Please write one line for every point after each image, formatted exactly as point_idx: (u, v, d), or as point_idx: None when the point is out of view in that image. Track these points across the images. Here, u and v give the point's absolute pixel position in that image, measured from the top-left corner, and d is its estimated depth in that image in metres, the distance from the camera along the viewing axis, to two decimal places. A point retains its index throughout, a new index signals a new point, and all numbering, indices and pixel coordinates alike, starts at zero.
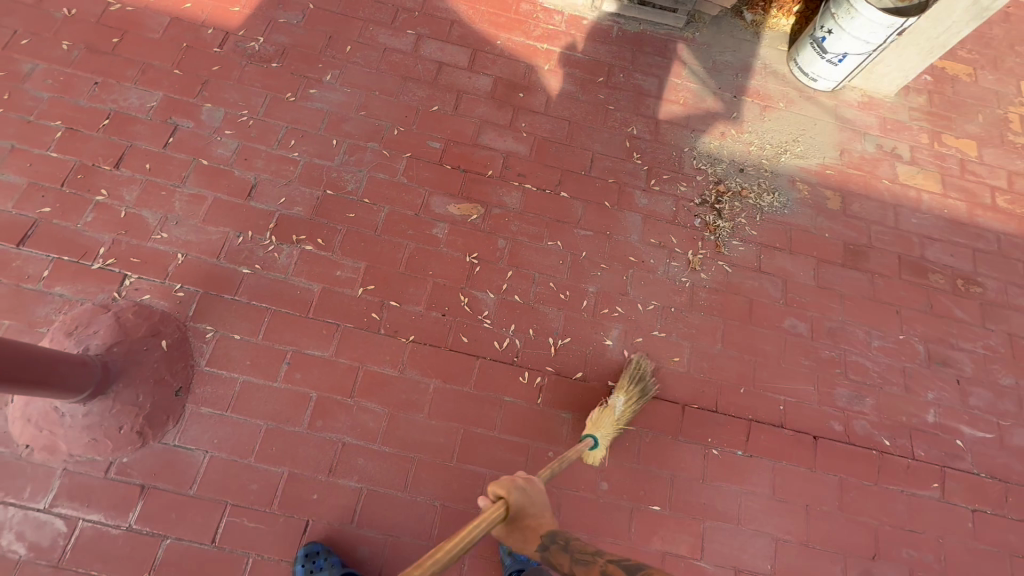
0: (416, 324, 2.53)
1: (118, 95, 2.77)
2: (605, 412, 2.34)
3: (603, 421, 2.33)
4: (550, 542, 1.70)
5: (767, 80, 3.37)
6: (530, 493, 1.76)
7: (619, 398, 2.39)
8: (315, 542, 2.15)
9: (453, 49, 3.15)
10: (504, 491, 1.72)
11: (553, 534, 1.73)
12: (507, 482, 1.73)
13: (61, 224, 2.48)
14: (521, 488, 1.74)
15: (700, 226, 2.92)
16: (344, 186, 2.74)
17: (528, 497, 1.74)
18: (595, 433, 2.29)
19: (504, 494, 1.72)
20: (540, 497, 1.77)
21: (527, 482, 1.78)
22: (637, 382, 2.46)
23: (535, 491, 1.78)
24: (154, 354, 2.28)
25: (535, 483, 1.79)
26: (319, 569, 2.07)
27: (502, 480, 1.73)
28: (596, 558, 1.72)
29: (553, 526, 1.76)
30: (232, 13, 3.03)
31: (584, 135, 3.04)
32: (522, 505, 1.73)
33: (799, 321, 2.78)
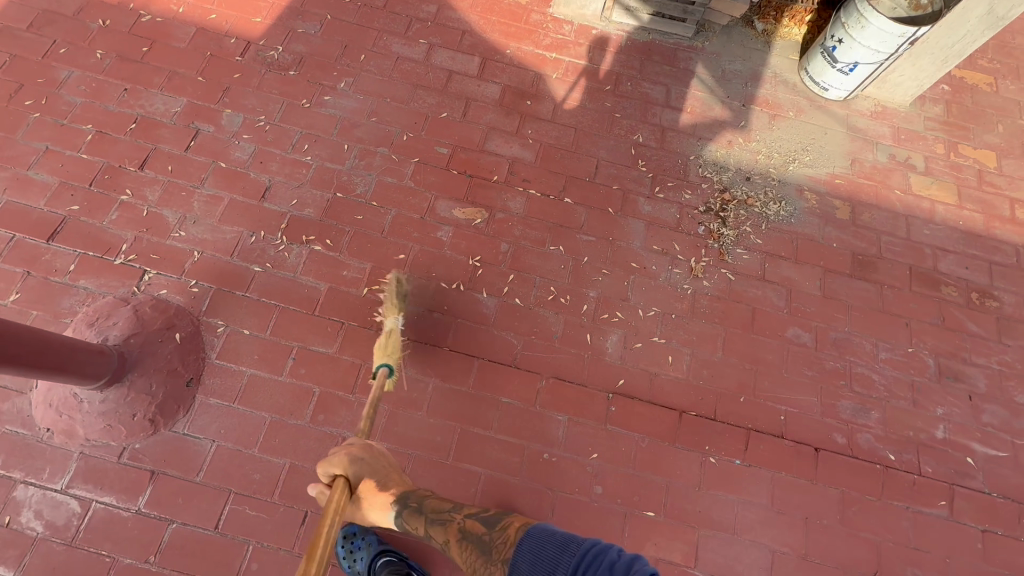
0: (418, 324, 2.59)
1: (145, 101, 2.93)
2: (388, 336, 2.34)
3: (392, 347, 2.33)
4: (403, 506, 1.98)
5: (777, 89, 3.36)
6: (370, 463, 1.99)
7: (391, 319, 2.38)
8: (353, 525, 2.38)
9: (464, 58, 3.23)
10: (339, 468, 1.92)
11: (405, 497, 1.99)
12: (339, 461, 1.93)
13: (88, 221, 2.63)
14: (360, 460, 1.96)
15: (704, 233, 2.92)
16: (353, 189, 2.83)
17: (366, 467, 1.96)
18: (389, 360, 2.29)
19: (340, 472, 1.91)
20: (376, 461, 2.01)
21: (360, 451, 2.00)
22: (402, 298, 2.48)
23: (376, 459, 2.02)
24: (168, 346, 2.39)
25: (371, 449, 2.03)
26: (357, 547, 2.29)
27: (334, 459, 1.93)
28: (453, 515, 1.95)
29: (405, 488, 2.04)
30: (254, 24, 3.18)
31: (589, 143, 3.08)
32: (364, 476, 1.96)
33: (804, 331, 2.75)
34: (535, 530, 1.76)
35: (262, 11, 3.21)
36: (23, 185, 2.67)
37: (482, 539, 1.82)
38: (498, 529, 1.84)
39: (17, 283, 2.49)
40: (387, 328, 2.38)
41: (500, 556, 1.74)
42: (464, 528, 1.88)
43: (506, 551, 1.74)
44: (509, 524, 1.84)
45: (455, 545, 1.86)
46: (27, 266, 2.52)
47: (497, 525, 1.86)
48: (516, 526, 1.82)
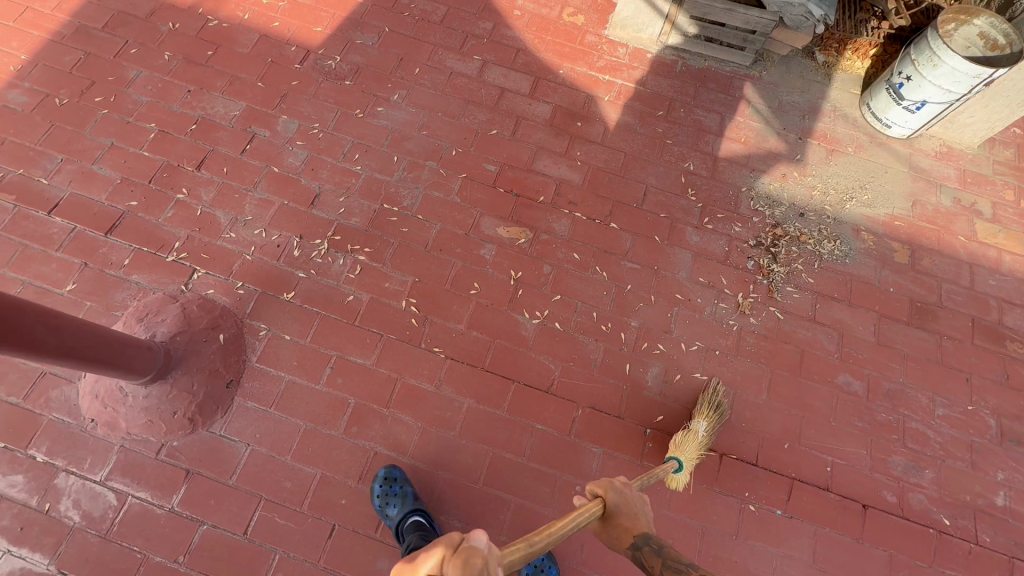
0: (456, 342, 2.57)
1: (207, 103, 3.01)
2: (689, 435, 2.32)
3: (686, 446, 2.30)
4: (642, 543, 1.57)
5: (836, 123, 3.26)
6: (630, 498, 1.69)
7: (700, 421, 2.36)
8: (396, 469, 2.27)
9: (516, 76, 3.23)
10: (601, 489, 1.68)
11: (648, 536, 1.59)
12: (605, 481, 1.71)
13: (145, 217, 2.71)
14: (620, 489, 1.69)
15: (753, 269, 2.83)
16: (400, 201, 2.84)
17: (626, 500, 1.67)
18: (679, 456, 2.27)
19: (602, 492, 1.68)
20: (638, 502, 1.69)
21: (625, 485, 1.72)
22: (718, 406, 2.43)
23: (637, 500, 1.70)
24: (212, 346, 2.42)
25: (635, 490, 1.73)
26: (393, 494, 2.18)
27: (603, 479, 1.72)
28: (697, 568, 1.50)
29: (650, 533, 1.62)
30: (314, 33, 3.25)
31: (639, 168, 3.03)
32: (619, 507, 1.65)
33: (854, 378, 2.63)
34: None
35: (322, 21, 3.28)
36: (87, 179, 2.77)
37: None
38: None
39: (74, 273, 2.56)
40: (688, 428, 2.37)
41: None
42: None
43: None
44: None
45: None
46: (85, 258, 2.59)
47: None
48: None
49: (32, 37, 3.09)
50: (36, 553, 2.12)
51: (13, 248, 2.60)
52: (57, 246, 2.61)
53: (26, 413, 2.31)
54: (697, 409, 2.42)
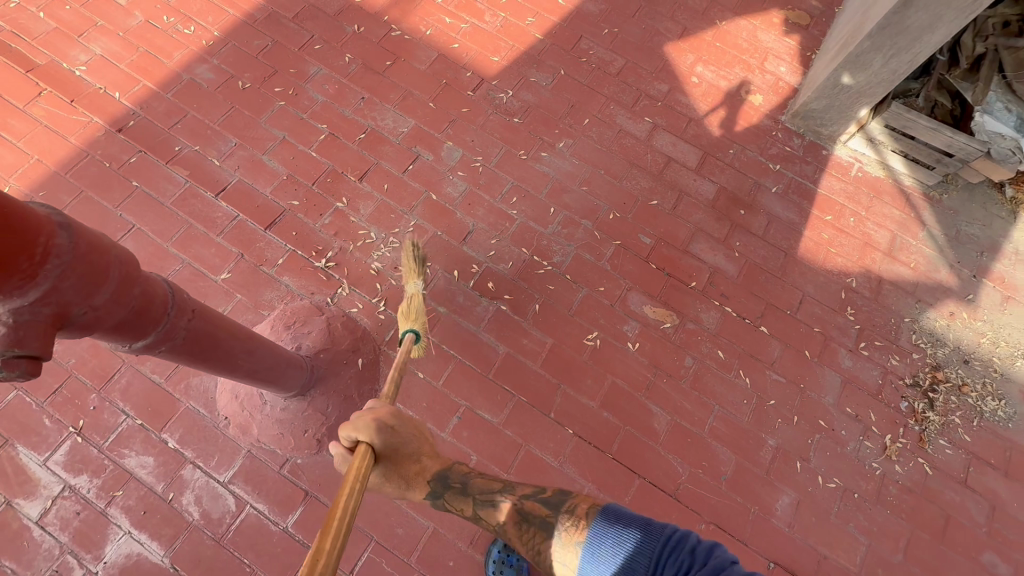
0: (585, 420, 2.48)
1: (378, 114, 3.01)
2: (414, 299, 2.25)
3: (415, 311, 2.23)
4: (443, 487, 1.72)
5: (1016, 268, 3.01)
6: (400, 430, 1.62)
7: (411, 282, 2.31)
8: None
9: (685, 147, 3.11)
10: (364, 435, 1.53)
11: (445, 475, 1.75)
12: (362, 424, 1.54)
13: (303, 219, 2.72)
14: (389, 426, 1.58)
15: (906, 410, 2.64)
16: (551, 256, 2.77)
17: (397, 434, 1.61)
18: (415, 325, 2.19)
19: (364, 439, 1.54)
20: (409, 430, 1.66)
21: (392, 416, 1.61)
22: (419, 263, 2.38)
23: (408, 426, 1.65)
24: (350, 370, 2.41)
25: (407, 418, 1.66)
26: (510, 564, 2.17)
27: (359, 423, 1.54)
28: (507, 496, 1.70)
29: (443, 465, 1.75)
30: (491, 62, 3.22)
31: (798, 273, 2.87)
32: (393, 445, 1.60)
33: (1001, 560, 2.41)
34: (608, 511, 1.48)
35: (501, 51, 3.25)
36: (255, 168, 2.80)
37: (545, 519, 1.57)
38: (565, 510, 1.58)
39: (230, 262, 2.60)
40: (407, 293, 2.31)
41: (569, 540, 1.49)
42: (523, 509, 1.63)
43: (576, 533, 1.49)
44: (575, 506, 1.57)
45: (511, 527, 1.62)
46: (242, 248, 2.63)
47: (560, 506, 1.59)
48: (584, 509, 1.56)
49: (228, 16, 3.16)
50: (153, 541, 2.13)
51: (179, 224, 2.65)
52: (219, 231, 2.65)
53: (167, 394, 2.34)
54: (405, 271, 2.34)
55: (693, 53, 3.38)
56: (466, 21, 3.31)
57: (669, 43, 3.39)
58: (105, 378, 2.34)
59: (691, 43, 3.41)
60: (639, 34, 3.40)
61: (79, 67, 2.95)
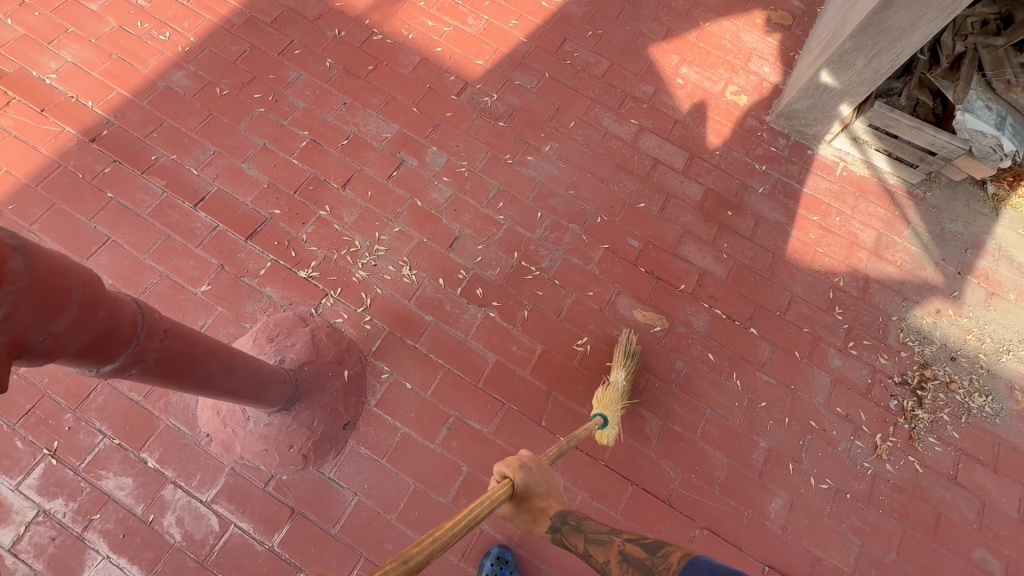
0: (577, 427, 2.44)
1: (361, 120, 2.96)
2: (609, 388, 2.39)
3: (608, 400, 2.36)
4: (561, 522, 1.72)
5: (998, 264, 3.05)
6: (535, 472, 1.74)
7: (618, 373, 2.43)
8: (507, 548, 2.19)
9: (671, 149, 3.10)
10: (508, 469, 1.72)
11: (564, 514, 1.74)
12: (513, 461, 1.72)
13: (284, 228, 2.66)
14: (527, 466, 1.73)
15: (896, 409, 2.64)
16: (538, 261, 2.74)
17: (533, 475, 1.73)
18: (604, 411, 2.32)
19: (509, 473, 1.71)
20: (542, 473, 1.76)
21: (530, 458, 1.76)
22: (629, 357, 2.51)
23: (542, 469, 1.77)
24: (336, 382, 2.34)
25: (543, 466, 1.79)
26: None
27: (508, 459, 1.74)
28: (613, 538, 1.70)
29: (561, 504, 1.76)
30: (475, 66, 3.18)
31: (786, 273, 2.87)
32: (528, 484, 1.72)
33: (992, 556, 2.43)
34: (700, 559, 1.47)
35: (484, 55, 3.22)
36: (235, 177, 2.74)
37: (642, 561, 1.57)
38: (660, 555, 1.57)
39: (210, 274, 2.54)
40: (608, 381, 2.44)
41: None
42: (625, 551, 1.63)
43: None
44: (670, 553, 1.56)
45: (614, 568, 1.60)
46: (222, 259, 2.56)
47: (658, 552, 1.60)
48: (679, 556, 1.55)
49: (204, 21, 3.09)
50: (133, 566, 2.06)
51: (156, 236, 2.58)
52: (198, 242, 2.58)
53: (145, 413, 2.27)
54: (613, 361, 2.49)
55: (678, 55, 3.38)
56: (449, 24, 3.27)
57: (653, 45, 3.39)
58: (80, 397, 2.26)
59: (676, 45, 3.41)
60: (623, 36, 3.39)
61: (49, 75, 2.86)
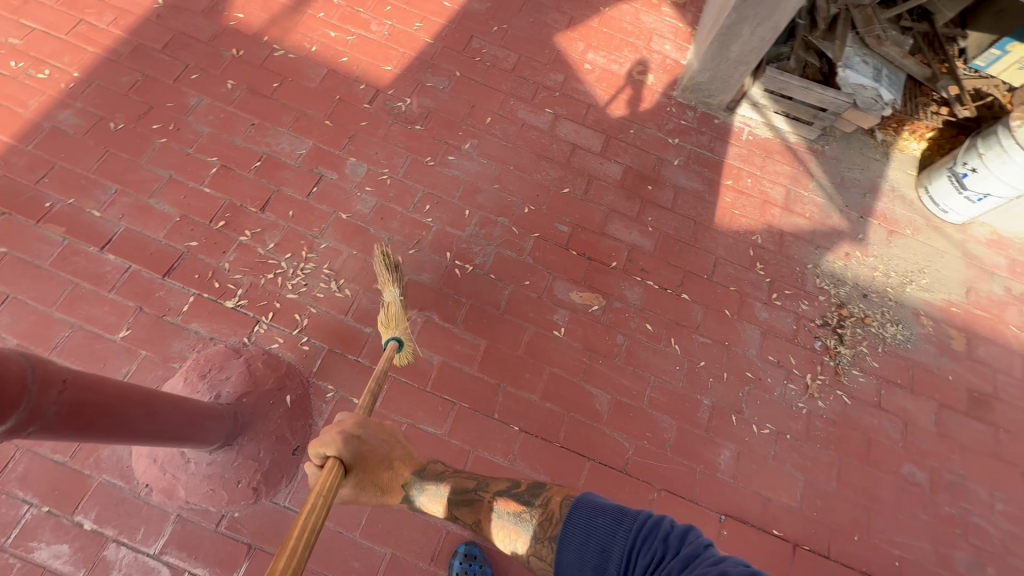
0: (530, 414, 2.49)
1: (272, 139, 2.87)
2: (389, 309, 2.30)
3: (395, 320, 2.28)
4: (417, 488, 1.90)
5: (895, 204, 3.33)
6: (365, 438, 1.73)
7: (388, 291, 2.30)
8: (474, 544, 2.22)
9: (587, 133, 3.19)
10: (333, 451, 1.64)
11: (417, 477, 1.92)
12: (330, 440, 1.64)
13: (205, 259, 2.56)
14: (359, 436, 1.71)
15: (821, 349, 2.85)
16: (472, 258, 2.76)
17: (367, 442, 1.73)
18: (395, 333, 2.25)
19: (334, 455, 1.64)
20: (375, 434, 1.78)
21: (358, 426, 1.73)
22: (394, 270, 2.35)
23: (375, 431, 1.78)
24: (279, 409, 2.29)
25: (367, 425, 1.77)
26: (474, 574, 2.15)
27: (326, 439, 1.65)
28: (482, 494, 1.82)
29: (412, 464, 1.94)
30: (384, 72, 3.15)
31: (708, 238, 3.02)
32: (363, 455, 1.72)
33: (919, 469, 2.66)
34: (581, 502, 1.49)
35: (392, 60, 3.19)
36: (143, 213, 2.61)
37: (519, 516, 1.66)
38: (540, 505, 1.65)
39: (129, 318, 2.41)
40: (386, 302, 2.33)
41: (545, 534, 1.55)
42: (495, 506, 1.74)
43: (552, 528, 1.54)
44: (550, 500, 1.63)
45: (484, 524, 1.75)
46: (140, 301, 2.44)
47: (533, 500, 1.68)
48: (558, 502, 1.61)
49: (87, 54, 2.91)
50: None
51: (62, 286, 2.42)
52: (111, 287, 2.45)
53: (74, 473, 2.14)
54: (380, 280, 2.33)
55: (583, 41, 3.48)
56: (352, 33, 3.23)
57: (558, 34, 3.47)
58: None
59: (580, 32, 3.50)
60: (528, 28, 3.45)
61: None
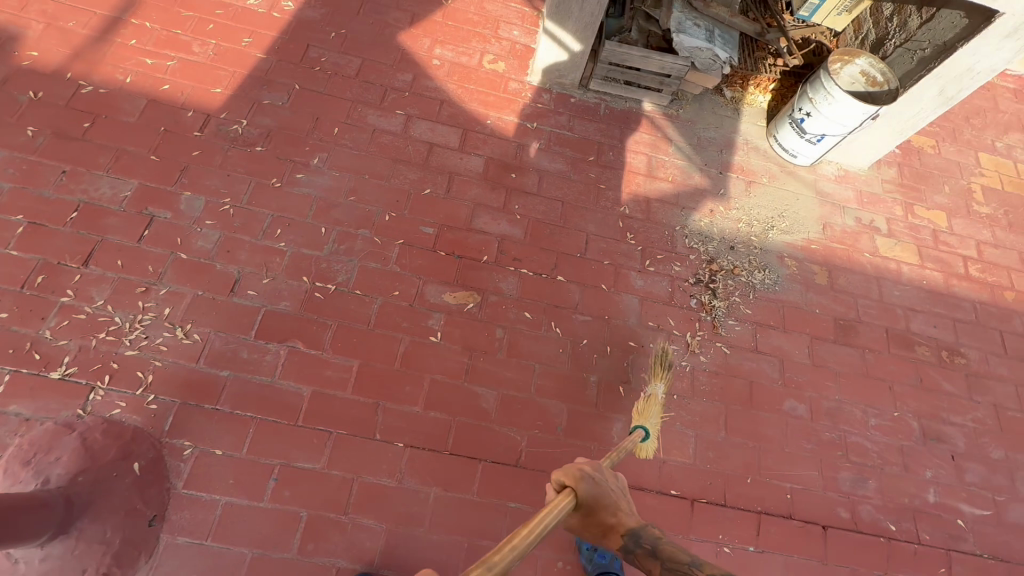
0: (414, 427, 2.39)
1: (88, 184, 2.59)
2: (650, 401, 2.45)
3: (648, 413, 2.43)
4: (633, 544, 1.54)
5: (750, 156, 3.49)
6: (599, 482, 1.66)
7: (657, 385, 2.49)
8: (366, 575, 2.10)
9: (443, 129, 3.12)
10: (572, 481, 1.63)
11: (637, 533, 1.56)
12: (575, 471, 1.64)
13: (20, 331, 2.27)
14: (589, 476, 1.65)
15: (697, 306, 2.93)
16: (333, 277, 2.62)
17: (600, 486, 1.65)
18: (645, 423, 2.38)
19: (571, 482, 1.63)
20: (608, 484, 1.68)
21: (594, 469, 1.69)
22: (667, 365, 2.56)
23: (607, 481, 1.68)
24: (126, 480, 2.06)
25: (604, 472, 1.71)
26: None
27: (567, 469, 1.65)
28: (697, 568, 1.46)
29: (634, 521, 1.60)
30: (213, 95, 2.93)
31: (578, 217, 3.04)
32: (595, 496, 1.62)
33: (799, 403, 2.80)
34: None
35: (222, 81, 2.97)
36: None
37: None
38: None
39: None
40: (649, 394, 2.48)
41: None
42: None
43: None
44: None
45: None
46: None
47: None
48: None
49: None
50: None
51: None
52: None
53: None
54: (652, 373, 2.54)
55: (428, 37, 3.39)
56: (172, 58, 2.98)
57: (402, 32, 3.37)
58: None
59: (424, 28, 3.42)
60: (369, 31, 3.33)
61: None
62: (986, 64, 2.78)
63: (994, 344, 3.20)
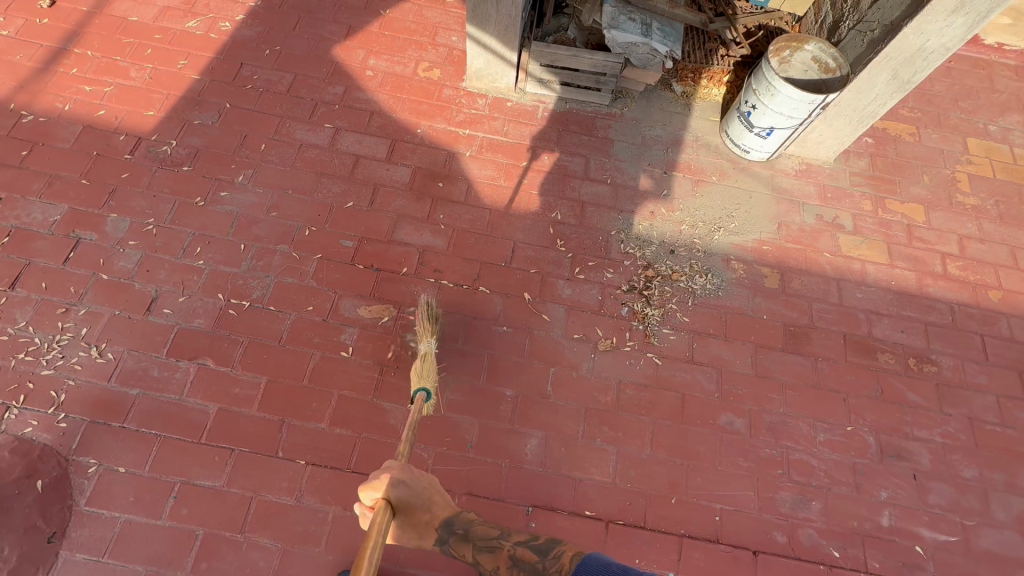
0: (318, 444, 2.37)
1: (21, 210, 2.71)
2: (426, 359, 2.23)
3: (428, 369, 2.20)
4: (448, 533, 1.68)
5: (699, 153, 3.30)
6: (414, 483, 1.68)
7: (426, 341, 2.30)
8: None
9: (372, 140, 3.10)
10: (382, 492, 1.62)
11: (450, 523, 1.70)
12: (384, 481, 1.63)
13: None
14: (402, 481, 1.65)
15: (628, 314, 2.79)
16: (249, 293, 2.64)
17: (411, 488, 1.66)
18: (426, 383, 2.14)
19: (383, 495, 1.62)
20: (419, 482, 1.69)
21: (403, 472, 1.67)
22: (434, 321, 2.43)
23: (420, 480, 1.70)
24: (27, 498, 2.15)
25: (415, 472, 1.71)
26: None
27: (377, 482, 1.63)
28: (503, 542, 1.67)
29: (449, 509, 1.72)
30: (146, 118, 3.01)
31: (506, 224, 2.95)
32: (405, 499, 1.65)
33: (737, 417, 2.61)
34: (590, 558, 1.50)
35: (155, 104, 3.05)
36: None
37: (536, 568, 1.56)
38: (551, 556, 1.58)
39: None
40: (420, 352, 2.28)
41: None
42: (517, 556, 1.62)
43: None
44: (562, 554, 1.57)
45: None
46: None
47: (549, 552, 1.59)
48: (569, 555, 1.56)
49: None
50: None
51: None
52: None
53: None
54: (420, 330, 2.37)
55: (363, 48, 3.39)
56: (109, 84, 3.08)
57: (336, 45, 3.38)
58: None
59: (359, 40, 3.41)
60: (304, 45, 3.35)
61: None
62: (937, 43, 2.54)
63: (974, 349, 2.90)
